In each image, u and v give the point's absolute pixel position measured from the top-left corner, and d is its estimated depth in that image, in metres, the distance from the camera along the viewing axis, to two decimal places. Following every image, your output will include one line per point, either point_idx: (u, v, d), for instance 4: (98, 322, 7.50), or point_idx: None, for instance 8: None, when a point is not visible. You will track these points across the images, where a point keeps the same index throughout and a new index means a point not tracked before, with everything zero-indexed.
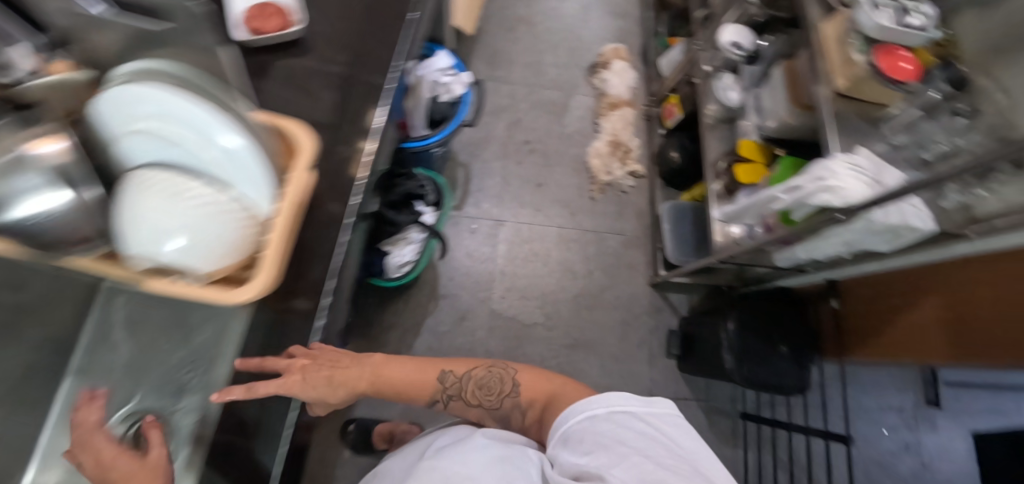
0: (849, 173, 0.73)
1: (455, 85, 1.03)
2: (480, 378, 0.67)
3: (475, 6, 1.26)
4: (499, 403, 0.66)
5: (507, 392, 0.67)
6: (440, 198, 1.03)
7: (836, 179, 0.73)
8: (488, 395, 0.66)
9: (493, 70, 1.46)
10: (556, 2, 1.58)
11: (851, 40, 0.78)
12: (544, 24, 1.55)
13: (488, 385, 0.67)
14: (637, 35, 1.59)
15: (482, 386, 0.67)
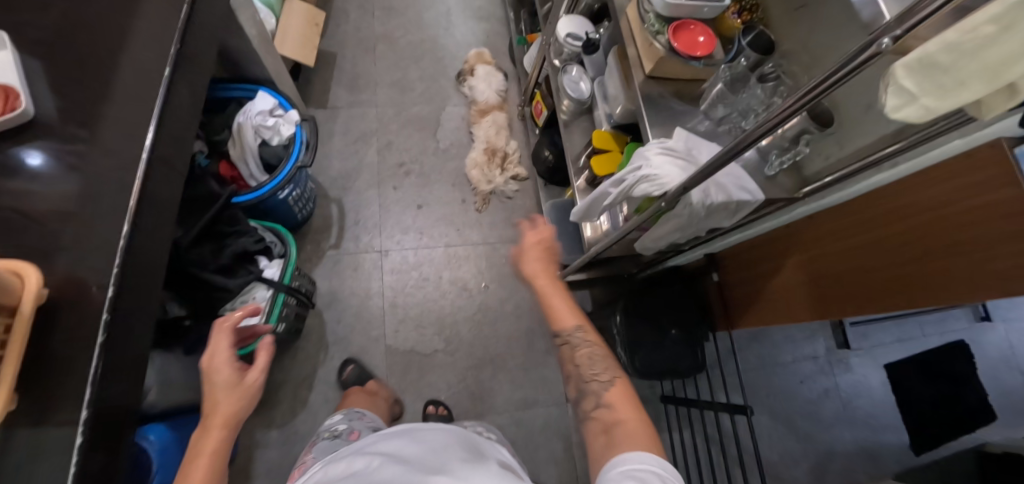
0: (664, 161, 0.71)
1: (282, 126, 0.97)
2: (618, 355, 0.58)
3: (311, 35, 1.21)
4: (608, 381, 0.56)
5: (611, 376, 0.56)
6: (288, 249, 0.97)
7: (654, 169, 0.71)
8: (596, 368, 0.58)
9: (355, 95, 1.38)
10: (414, 14, 1.52)
11: (647, 19, 0.76)
12: (404, 37, 1.48)
13: (596, 360, 0.58)
14: (504, 34, 1.55)
15: (586, 358, 0.58)
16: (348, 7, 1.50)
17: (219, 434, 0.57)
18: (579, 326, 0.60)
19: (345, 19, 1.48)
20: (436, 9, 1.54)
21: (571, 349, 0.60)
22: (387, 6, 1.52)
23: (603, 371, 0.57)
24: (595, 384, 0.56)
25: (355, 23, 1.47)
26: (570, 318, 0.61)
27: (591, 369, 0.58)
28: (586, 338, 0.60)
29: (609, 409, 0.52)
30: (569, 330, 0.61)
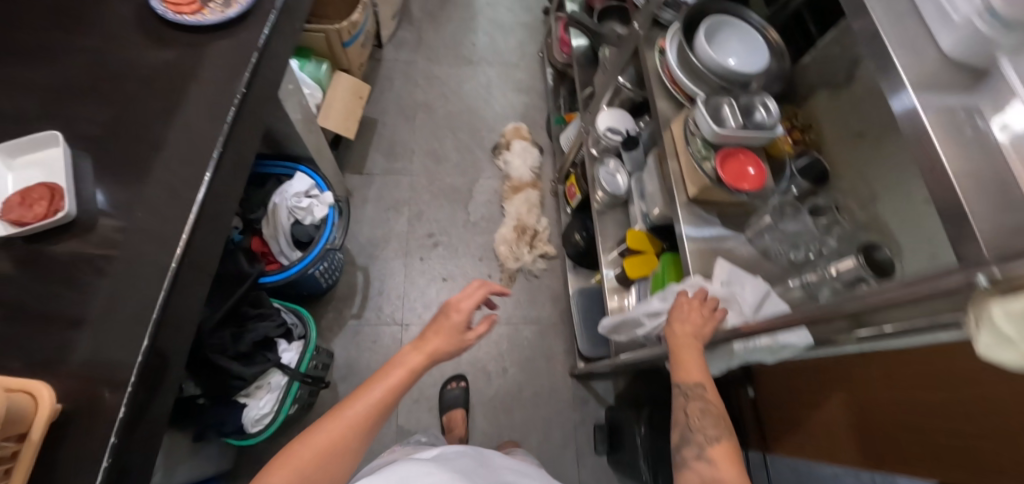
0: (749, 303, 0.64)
1: (315, 207, 0.97)
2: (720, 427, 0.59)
3: (355, 109, 1.24)
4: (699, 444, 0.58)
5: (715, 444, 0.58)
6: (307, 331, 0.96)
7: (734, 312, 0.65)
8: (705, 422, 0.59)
9: (392, 162, 1.41)
10: (456, 84, 1.56)
11: (693, 141, 0.73)
12: (444, 107, 1.52)
13: (708, 418, 0.59)
14: (542, 108, 1.57)
15: (698, 412, 0.60)
16: (393, 74, 1.54)
17: (412, 355, 0.62)
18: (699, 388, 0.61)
19: (389, 86, 1.52)
20: (477, 81, 1.58)
21: (691, 403, 0.61)
22: (430, 76, 1.56)
23: (711, 429, 0.58)
24: (699, 438, 0.59)
25: (398, 91, 1.51)
26: (696, 378, 0.61)
27: (704, 428, 0.59)
28: (707, 398, 0.60)
29: (711, 467, 0.55)
30: (693, 387, 0.61)
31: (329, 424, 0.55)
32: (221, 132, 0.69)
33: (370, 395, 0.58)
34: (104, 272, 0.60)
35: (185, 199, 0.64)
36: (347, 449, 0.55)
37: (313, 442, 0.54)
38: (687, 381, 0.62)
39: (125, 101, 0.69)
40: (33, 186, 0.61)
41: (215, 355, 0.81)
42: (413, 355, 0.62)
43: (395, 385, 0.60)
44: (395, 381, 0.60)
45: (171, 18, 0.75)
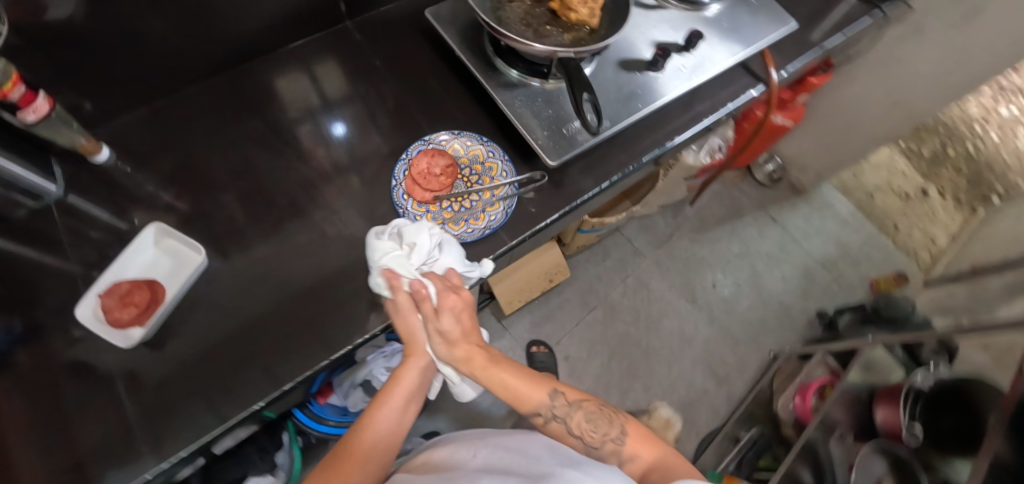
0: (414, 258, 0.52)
1: None
2: (587, 408, 0.53)
3: (538, 289, 1.07)
4: (601, 443, 0.51)
5: (613, 433, 0.51)
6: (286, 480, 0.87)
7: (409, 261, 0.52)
8: (592, 430, 0.52)
9: (530, 333, 1.23)
10: (655, 311, 1.29)
11: None
12: (625, 324, 1.27)
13: (596, 420, 0.53)
14: (717, 416, 1.21)
15: (588, 423, 0.52)
16: (611, 251, 1.34)
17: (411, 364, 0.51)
18: (555, 392, 0.53)
19: (596, 259, 1.33)
20: (679, 325, 1.29)
21: (563, 426, 0.52)
22: (640, 281, 1.32)
23: (611, 427, 0.52)
24: (610, 446, 0.50)
25: (600, 272, 1.31)
26: (539, 401, 0.53)
27: (592, 433, 0.52)
28: (566, 402, 0.53)
29: (637, 458, 0.49)
30: (545, 412, 0.53)
31: None
32: (320, 361, 0.56)
33: (412, 368, 0.51)
34: (96, 425, 0.50)
35: (228, 409, 0.52)
36: (382, 458, 0.48)
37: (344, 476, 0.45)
38: (535, 408, 0.52)
39: (292, 249, 0.61)
40: (147, 285, 0.55)
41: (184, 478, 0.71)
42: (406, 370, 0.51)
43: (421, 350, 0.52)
44: (407, 390, 0.50)
45: (394, 198, 0.60)
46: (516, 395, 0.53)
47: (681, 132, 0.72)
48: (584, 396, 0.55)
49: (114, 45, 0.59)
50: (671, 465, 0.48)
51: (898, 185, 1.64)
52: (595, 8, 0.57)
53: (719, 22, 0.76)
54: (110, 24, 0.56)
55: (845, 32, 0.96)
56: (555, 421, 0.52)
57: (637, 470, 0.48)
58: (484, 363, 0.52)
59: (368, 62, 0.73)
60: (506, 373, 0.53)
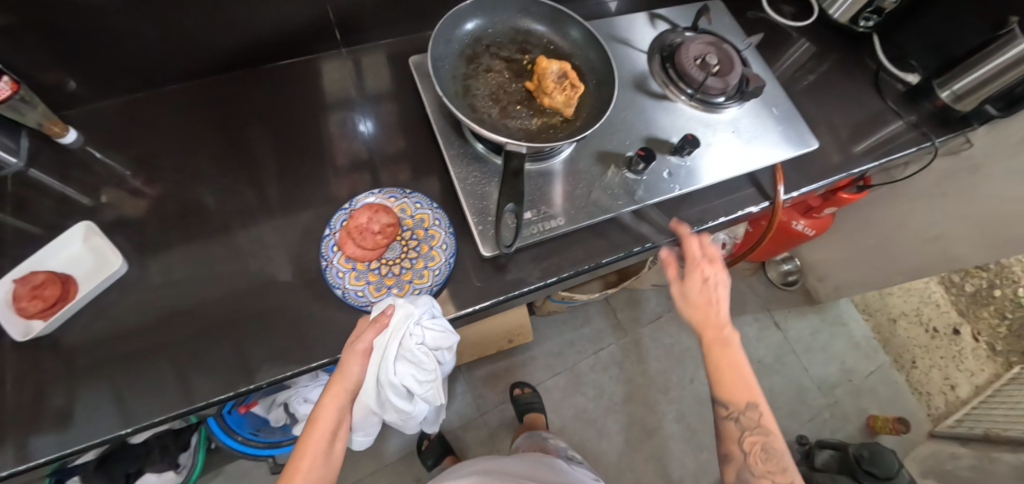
0: (423, 350, 0.54)
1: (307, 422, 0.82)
2: (769, 438, 0.47)
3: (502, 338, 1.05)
4: (761, 474, 0.46)
5: (778, 475, 0.46)
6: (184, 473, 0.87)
7: (410, 344, 0.53)
8: (761, 457, 0.47)
9: (487, 383, 1.20)
10: (622, 392, 1.22)
11: None
12: (586, 398, 1.20)
13: (770, 454, 0.47)
14: None
15: (761, 452, 0.47)
16: (591, 317, 1.29)
17: (330, 403, 0.45)
18: (752, 407, 0.47)
19: (574, 323, 1.27)
20: (644, 414, 1.20)
21: (739, 430, 0.48)
22: (614, 356, 1.25)
23: (779, 471, 0.46)
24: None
25: (575, 338, 1.26)
26: (727, 398, 0.48)
27: (761, 464, 0.47)
28: (758, 424, 0.47)
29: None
30: (732, 409, 0.48)
31: None
32: (200, 399, 0.53)
33: (331, 405, 0.45)
34: None
35: (97, 425, 0.51)
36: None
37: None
38: (723, 399, 0.48)
39: (216, 272, 0.59)
40: (62, 281, 0.54)
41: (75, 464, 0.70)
42: (323, 409, 0.44)
43: (347, 390, 0.46)
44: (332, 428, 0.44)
45: (323, 247, 0.58)
46: (728, 383, 0.48)
47: (654, 238, 0.64)
48: (776, 430, 0.47)
49: (106, 36, 0.59)
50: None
51: (927, 318, 1.48)
52: (572, 98, 0.53)
53: (730, 127, 0.69)
54: (103, 15, 0.57)
55: (883, 160, 0.84)
56: (733, 423, 0.47)
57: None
58: (720, 338, 0.49)
59: (359, 96, 0.72)
60: (727, 359, 0.48)
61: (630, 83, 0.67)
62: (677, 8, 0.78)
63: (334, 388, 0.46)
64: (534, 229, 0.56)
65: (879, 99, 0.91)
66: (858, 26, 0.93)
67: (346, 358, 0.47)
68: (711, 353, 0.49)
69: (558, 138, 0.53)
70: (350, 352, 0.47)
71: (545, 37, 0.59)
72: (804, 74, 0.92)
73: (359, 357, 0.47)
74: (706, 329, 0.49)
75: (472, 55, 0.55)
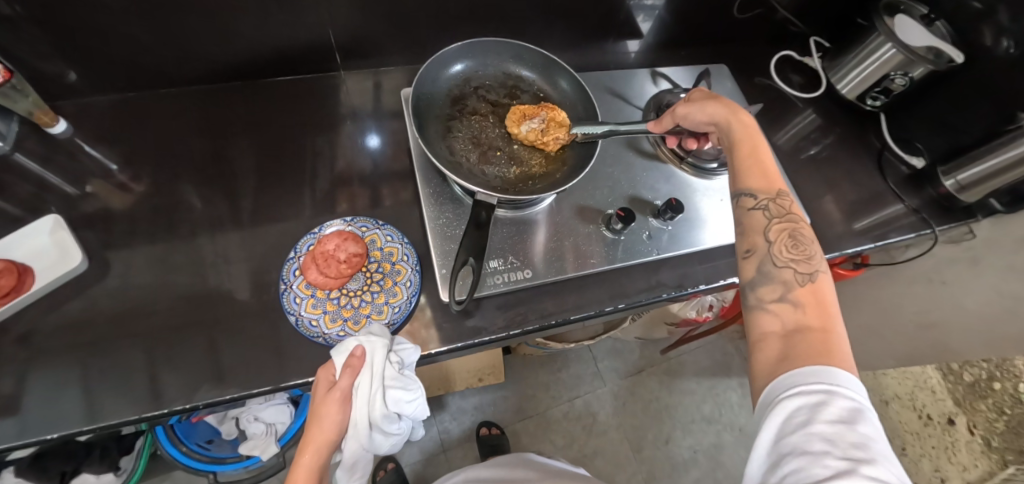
0: (397, 380, 0.50)
1: (255, 444, 0.80)
2: (799, 231, 0.47)
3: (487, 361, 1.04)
4: (784, 263, 0.45)
5: (805, 265, 0.44)
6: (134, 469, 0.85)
7: (394, 371, 0.50)
8: (790, 248, 0.45)
9: (454, 418, 1.16)
10: (592, 445, 1.17)
11: None
12: (555, 447, 1.16)
13: (799, 243, 0.46)
14: None
15: (789, 240, 0.46)
16: (570, 363, 1.25)
17: (307, 461, 0.46)
18: (783, 194, 0.49)
19: (553, 366, 1.24)
20: (611, 471, 1.15)
21: (766, 218, 0.47)
22: (588, 406, 1.22)
23: (804, 260, 0.44)
24: (789, 272, 0.44)
25: (552, 381, 1.23)
26: (757, 185, 0.49)
27: (786, 254, 0.45)
28: (786, 212, 0.47)
29: (798, 311, 0.41)
30: (761, 197, 0.48)
31: None
32: (130, 413, 0.50)
33: (309, 463, 0.46)
34: None
35: (17, 428, 0.48)
36: None
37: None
38: (752, 187, 0.49)
39: (176, 281, 0.58)
40: (20, 272, 0.53)
41: (8, 458, 0.69)
42: (302, 468, 0.46)
43: (324, 445, 0.47)
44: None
45: (285, 270, 0.57)
46: (753, 169, 0.50)
47: (629, 300, 0.61)
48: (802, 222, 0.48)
49: (114, 35, 0.60)
50: (828, 350, 0.38)
51: (921, 404, 1.42)
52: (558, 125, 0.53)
53: (719, 194, 0.68)
54: (111, 15, 0.58)
55: (880, 242, 0.81)
56: (762, 211, 0.48)
57: (775, 351, 0.40)
58: (742, 132, 0.52)
59: (351, 120, 0.72)
60: (752, 146, 0.52)
61: (621, 140, 0.67)
62: (680, 68, 0.78)
63: (312, 444, 0.46)
64: (499, 279, 0.55)
65: (881, 180, 0.89)
66: (865, 105, 0.92)
67: (319, 412, 0.47)
68: (739, 138, 0.53)
69: (535, 189, 0.52)
70: (322, 404, 0.47)
71: (535, 85, 0.59)
72: (807, 146, 0.91)
73: (332, 411, 0.47)
74: (736, 119, 0.53)
75: (458, 97, 0.56)
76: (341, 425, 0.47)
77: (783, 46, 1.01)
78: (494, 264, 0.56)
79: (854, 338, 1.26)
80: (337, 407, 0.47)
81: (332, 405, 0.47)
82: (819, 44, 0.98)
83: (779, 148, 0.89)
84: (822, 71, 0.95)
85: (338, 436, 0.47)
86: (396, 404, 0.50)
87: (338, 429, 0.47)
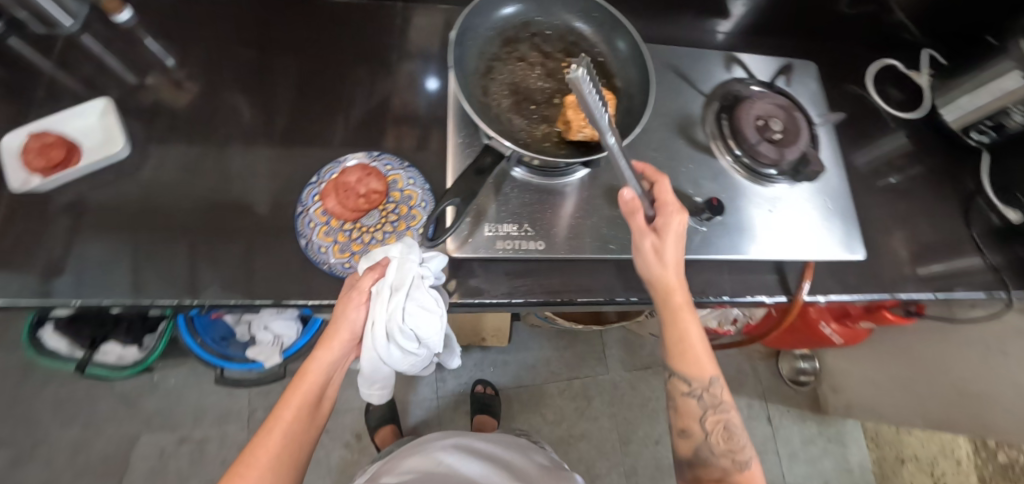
0: (422, 295, 0.47)
1: (262, 352, 0.85)
2: (733, 420, 0.50)
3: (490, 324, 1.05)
4: (715, 451, 0.49)
5: (736, 453, 0.49)
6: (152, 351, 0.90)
7: (422, 283, 0.48)
8: (726, 439, 0.49)
9: (452, 369, 1.19)
10: (581, 428, 1.17)
11: None
12: (544, 420, 1.17)
13: (731, 434, 0.49)
14: None
15: (725, 431, 0.49)
16: (577, 343, 1.24)
17: (321, 360, 0.47)
18: (715, 383, 0.49)
19: (560, 342, 1.24)
20: (593, 456, 1.15)
21: (701, 409, 0.49)
22: (585, 389, 1.21)
23: (738, 451, 0.49)
24: (722, 460, 0.49)
25: (556, 356, 1.22)
26: (693, 373, 0.49)
27: (720, 442, 0.49)
28: (720, 403, 0.49)
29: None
30: (695, 385, 0.49)
31: (243, 456, 0.44)
32: (141, 297, 0.53)
33: (323, 361, 0.47)
34: None
35: (47, 289, 0.53)
36: (306, 433, 0.47)
37: (259, 459, 0.44)
38: (686, 374, 0.49)
39: (204, 184, 0.60)
40: (69, 147, 0.57)
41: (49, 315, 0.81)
42: (314, 363, 0.47)
43: (340, 342, 0.47)
44: (314, 387, 0.47)
45: (304, 193, 0.57)
46: (690, 359, 0.49)
47: (643, 294, 0.58)
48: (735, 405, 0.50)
49: None
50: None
51: (941, 471, 1.29)
52: (586, 125, 0.46)
53: (769, 204, 0.62)
54: None
55: (941, 294, 0.72)
56: (694, 401, 0.49)
57: None
58: (682, 300, 0.48)
59: (399, 57, 0.69)
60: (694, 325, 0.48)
61: (675, 126, 0.62)
62: (762, 58, 0.70)
63: (327, 344, 0.47)
64: (508, 245, 0.53)
65: (963, 225, 0.79)
66: (969, 138, 0.81)
67: (337, 312, 0.47)
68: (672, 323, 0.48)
69: (560, 154, 0.49)
70: (341, 303, 0.48)
71: (595, 47, 0.54)
72: (887, 171, 0.81)
73: (348, 311, 0.47)
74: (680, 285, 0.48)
75: (511, 39, 0.52)
76: (356, 324, 0.48)
77: (891, 55, 0.89)
78: (509, 228, 0.54)
79: (883, 387, 1.18)
80: (356, 304, 0.48)
81: (351, 303, 0.47)
82: (933, 59, 0.86)
83: (855, 169, 0.80)
84: (927, 91, 0.84)
85: (353, 335, 0.48)
86: (419, 320, 0.47)
87: (353, 328, 0.48)
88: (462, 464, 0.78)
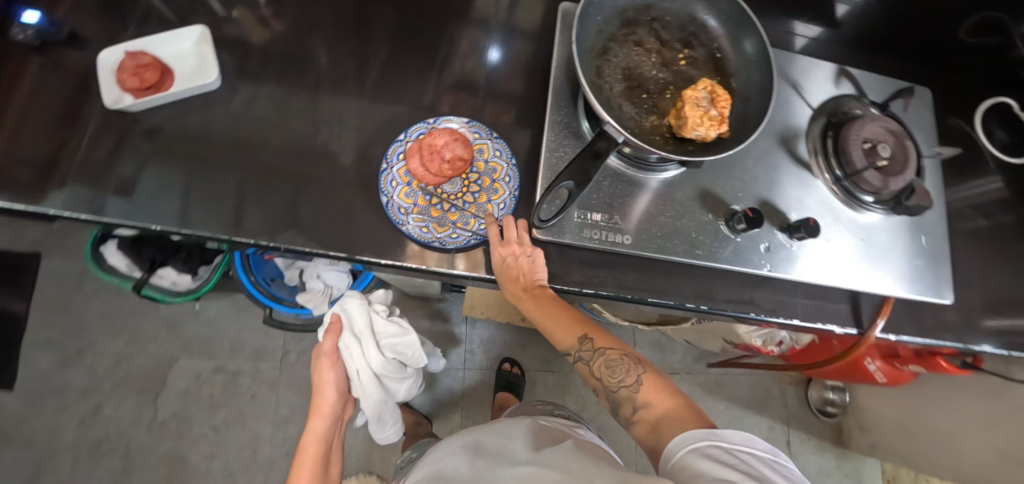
0: (386, 325, 0.75)
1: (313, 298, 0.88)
2: (612, 357, 0.55)
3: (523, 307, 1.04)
4: (618, 390, 0.54)
5: (631, 382, 0.54)
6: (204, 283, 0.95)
7: (376, 316, 0.74)
8: (613, 376, 0.54)
9: (481, 343, 1.21)
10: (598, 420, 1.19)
11: None
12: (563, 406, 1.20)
13: (619, 369, 0.54)
14: None
15: (609, 370, 0.55)
16: None
17: (316, 425, 0.71)
18: (587, 342, 0.55)
19: None
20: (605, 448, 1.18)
21: (590, 369, 0.55)
22: None
23: (628, 378, 0.54)
24: (626, 392, 0.54)
25: None
26: (572, 344, 0.55)
27: (613, 380, 0.54)
28: (603, 353, 0.55)
29: (646, 405, 0.52)
30: (576, 354, 0.56)
31: None
32: (220, 231, 0.54)
33: (318, 426, 0.71)
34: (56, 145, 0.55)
35: (135, 209, 0.54)
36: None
37: None
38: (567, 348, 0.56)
39: (285, 126, 0.59)
40: (162, 71, 0.57)
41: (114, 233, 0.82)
42: (314, 430, 0.71)
43: (327, 403, 0.71)
44: (318, 446, 0.70)
45: (389, 150, 0.57)
46: (559, 331, 0.55)
47: (713, 304, 0.56)
48: (615, 347, 0.56)
49: None
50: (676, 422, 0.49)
51: None
52: (700, 124, 0.44)
53: (861, 232, 0.59)
54: None
55: (1015, 353, 0.66)
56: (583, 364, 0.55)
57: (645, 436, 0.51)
58: (535, 304, 0.53)
59: (489, 21, 0.67)
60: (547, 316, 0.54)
61: (776, 136, 0.59)
62: (877, 76, 0.66)
63: (318, 410, 0.71)
64: (589, 233, 0.52)
65: None
66: None
67: (319, 381, 0.72)
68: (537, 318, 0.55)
69: (665, 150, 0.47)
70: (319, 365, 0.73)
71: (716, 42, 0.51)
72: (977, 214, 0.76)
73: (325, 371, 0.72)
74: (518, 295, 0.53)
75: (631, 21, 0.50)
76: (335, 383, 0.72)
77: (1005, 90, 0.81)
78: (593, 216, 0.52)
79: (915, 435, 1.15)
80: (321, 371, 0.72)
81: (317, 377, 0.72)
82: None
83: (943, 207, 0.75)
84: None
85: (337, 379, 0.72)
86: (394, 348, 0.76)
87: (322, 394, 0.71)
88: (453, 467, 0.58)
